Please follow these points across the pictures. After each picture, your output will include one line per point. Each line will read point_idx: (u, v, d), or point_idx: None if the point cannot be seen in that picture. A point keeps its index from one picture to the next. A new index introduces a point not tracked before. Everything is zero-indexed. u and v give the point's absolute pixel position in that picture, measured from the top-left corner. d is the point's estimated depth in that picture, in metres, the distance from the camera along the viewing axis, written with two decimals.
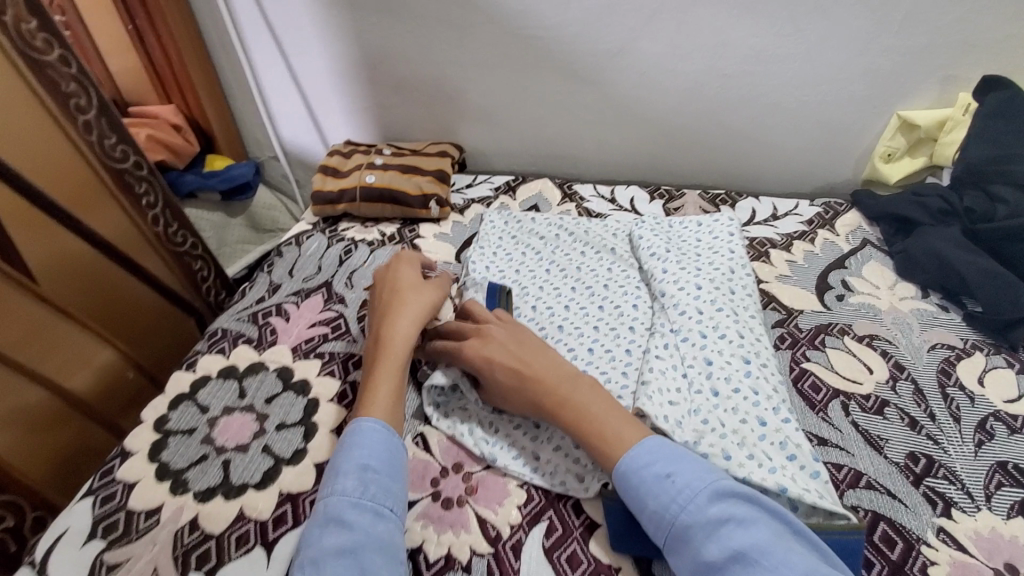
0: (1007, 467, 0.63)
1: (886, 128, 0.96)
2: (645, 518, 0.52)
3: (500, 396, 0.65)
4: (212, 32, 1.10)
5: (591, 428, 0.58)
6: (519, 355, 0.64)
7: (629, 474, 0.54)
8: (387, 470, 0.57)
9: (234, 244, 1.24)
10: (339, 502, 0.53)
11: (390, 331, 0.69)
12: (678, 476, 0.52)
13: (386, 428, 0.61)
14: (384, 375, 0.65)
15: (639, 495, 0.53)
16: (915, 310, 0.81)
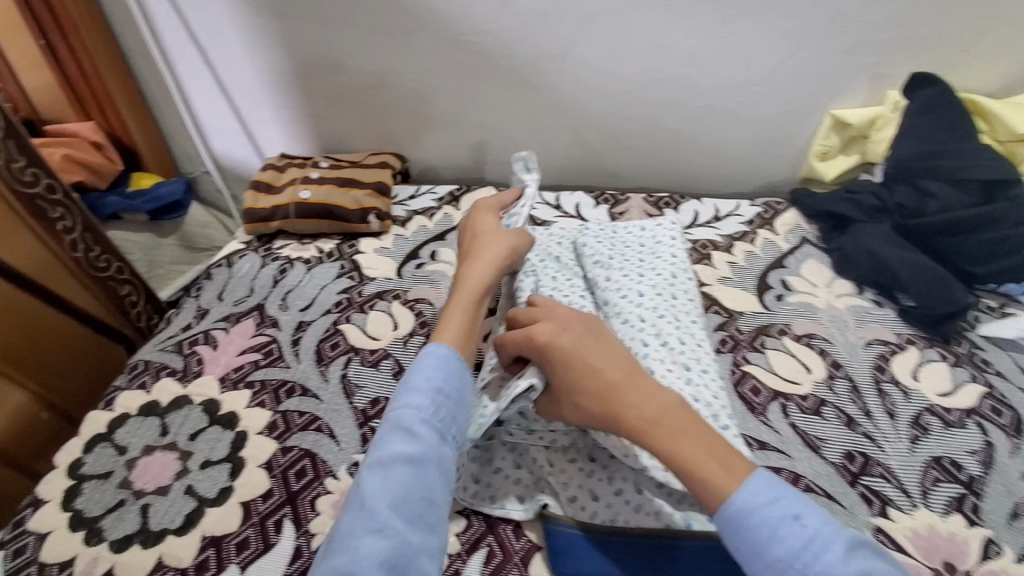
0: (943, 463, 0.64)
1: (820, 127, 0.97)
2: (763, 563, 0.46)
3: (570, 402, 0.58)
4: (132, 45, 1.05)
5: (685, 447, 0.52)
6: (599, 364, 0.58)
7: (742, 508, 0.48)
8: (455, 398, 0.59)
9: (167, 264, 1.18)
10: (409, 414, 0.56)
11: (469, 274, 0.73)
12: (807, 521, 0.46)
13: (455, 353, 0.63)
14: (458, 311, 0.69)
15: (760, 539, 0.46)
16: (851, 307, 0.82)
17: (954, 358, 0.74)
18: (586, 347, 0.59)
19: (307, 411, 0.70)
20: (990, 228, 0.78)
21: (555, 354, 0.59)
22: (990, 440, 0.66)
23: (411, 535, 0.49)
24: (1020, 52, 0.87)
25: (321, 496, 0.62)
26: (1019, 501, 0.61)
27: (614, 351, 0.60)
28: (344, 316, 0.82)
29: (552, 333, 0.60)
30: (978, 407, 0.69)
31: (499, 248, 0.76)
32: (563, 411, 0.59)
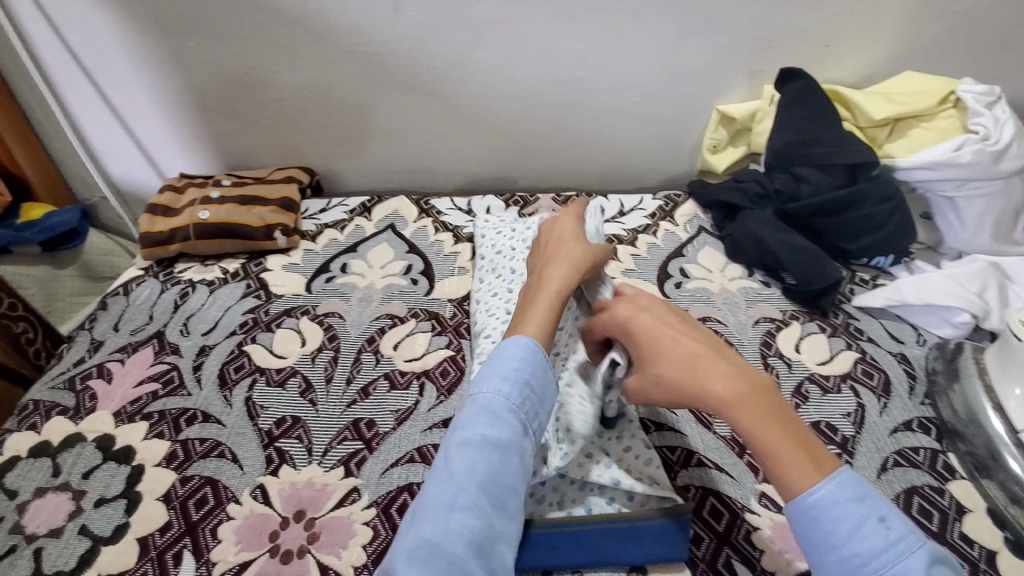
0: (820, 426, 0.69)
1: (709, 122, 1.03)
2: (834, 558, 0.42)
3: (650, 374, 0.53)
4: (9, 67, 0.99)
5: (770, 432, 0.46)
6: (682, 341, 0.53)
7: (824, 502, 0.43)
8: (541, 389, 0.54)
9: (67, 297, 1.12)
10: (496, 398, 0.51)
11: (554, 270, 0.64)
12: (893, 525, 0.41)
13: (539, 352, 0.55)
14: (542, 307, 0.60)
15: (838, 532, 0.42)
16: (742, 289, 0.87)
17: (832, 329, 0.80)
18: (670, 324, 0.55)
19: (209, 438, 0.68)
20: (856, 207, 0.85)
21: (637, 331, 0.55)
22: (862, 401, 0.72)
23: (495, 521, 0.46)
24: (874, 45, 0.95)
25: (223, 523, 0.61)
26: (887, 455, 0.66)
27: (698, 329, 0.55)
28: (249, 337, 0.81)
29: (635, 312, 0.56)
30: (851, 372, 0.75)
31: (584, 248, 0.68)
32: (645, 390, 0.54)
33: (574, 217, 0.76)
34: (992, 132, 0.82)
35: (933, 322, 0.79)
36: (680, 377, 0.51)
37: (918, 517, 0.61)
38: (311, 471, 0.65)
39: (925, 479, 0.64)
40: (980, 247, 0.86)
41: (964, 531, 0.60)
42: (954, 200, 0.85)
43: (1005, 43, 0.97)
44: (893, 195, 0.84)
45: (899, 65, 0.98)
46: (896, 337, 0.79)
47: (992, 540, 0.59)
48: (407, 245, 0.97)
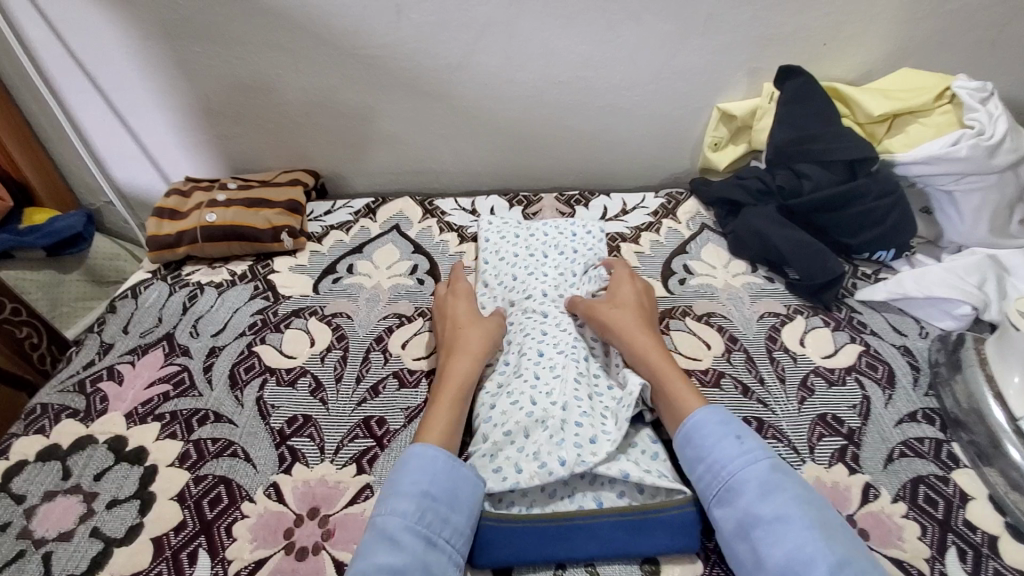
0: (827, 419, 0.70)
1: (709, 121, 1.04)
2: (703, 464, 0.59)
3: (614, 310, 0.75)
4: (12, 74, 0.99)
5: (674, 370, 0.68)
6: (647, 315, 0.77)
7: (692, 421, 0.61)
8: (444, 497, 0.57)
9: (73, 302, 1.13)
10: (392, 520, 0.55)
11: (450, 371, 0.69)
12: (747, 440, 0.58)
13: (445, 455, 0.60)
14: (446, 404, 0.66)
15: (706, 445, 0.59)
16: (746, 284, 0.88)
17: (835, 323, 0.81)
18: (643, 297, 0.80)
19: (221, 437, 0.69)
20: (857, 202, 0.86)
21: (619, 289, 0.80)
22: (867, 393, 0.72)
23: None
24: (871, 42, 0.96)
25: (237, 521, 0.61)
26: (892, 446, 0.67)
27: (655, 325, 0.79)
28: (259, 337, 0.81)
29: (627, 279, 0.81)
30: (856, 365, 0.76)
31: (474, 331, 0.74)
32: (596, 311, 0.75)
33: (467, 296, 0.80)
34: (987, 127, 0.82)
35: (936, 316, 0.80)
36: (631, 318, 0.74)
37: (923, 505, 0.62)
38: (324, 468, 0.66)
39: (930, 468, 0.65)
40: (979, 240, 0.87)
41: (968, 518, 0.61)
42: (952, 194, 0.86)
43: (999, 40, 0.98)
44: (893, 189, 0.85)
45: (895, 62, 0.99)
46: (898, 330, 0.80)
47: (994, 526, 0.60)
48: (413, 246, 0.98)
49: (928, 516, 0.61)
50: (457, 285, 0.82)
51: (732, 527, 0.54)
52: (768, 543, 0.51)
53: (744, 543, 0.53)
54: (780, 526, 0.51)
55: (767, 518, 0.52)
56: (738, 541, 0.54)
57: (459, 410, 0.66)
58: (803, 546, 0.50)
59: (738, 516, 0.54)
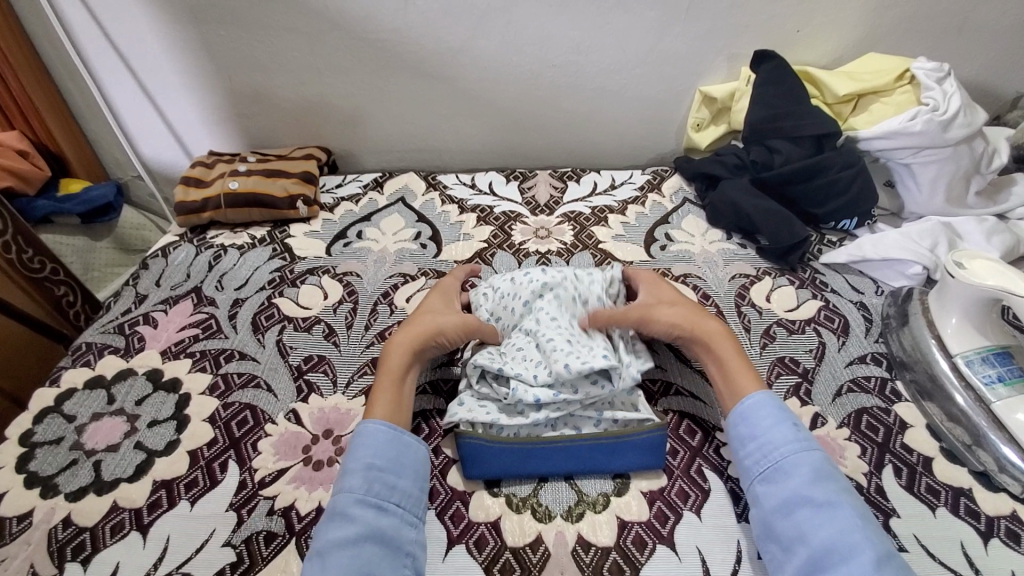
0: (785, 361, 0.78)
1: (693, 102, 1.13)
2: (757, 444, 0.62)
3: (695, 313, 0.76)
4: (51, 52, 1.08)
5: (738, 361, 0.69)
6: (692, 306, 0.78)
7: (751, 403, 0.65)
8: (390, 468, 0.61)
9: (103, 267, 1.24)
10: (342, 498, 0.59)
11: (393, 349, 0.72)
12: (801, 430, 0.62)
13: (385, 425, 0.65)
14: (386, 387, 0.68)
15: (764, 425, 0.63)
16: (721, 250, 0.96)
17: (799, 282, 0.89)
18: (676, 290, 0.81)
19: (246, 371, 0.78)
20: (822, 174, 0.95)
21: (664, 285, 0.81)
22: (823, 340, 0.81)
23: None
24: (841, 30, 1.04)
25: (261, 439, 0.70)
26: (841, 383, 0.75)
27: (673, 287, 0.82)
28: (278, 291, 0.90)
29: (658, 279, 0.83)
30: (815, 317, 0.84)
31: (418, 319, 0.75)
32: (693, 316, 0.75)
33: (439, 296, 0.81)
34: (942, 103, 0.89)
35: (891, 276, 0.88)
36: (693, 312, 0.75)
37: (865, 431, 0.70)
38: (336, 398, 0.74)
39: (874, 401, 0.73)
40: (935, 210, 0.96)
41: (905, 442, 0.69)
42: (910, 167, 0.94)
43: (962, 28, 1.05)
44: (855, 162, 0.94)
45: (864, 48, 1.07)
46: (856, 288, 0.88)
47: (929, 449, 0.68)
48: (416, 215, 1.06)
49: (869, 440, 0.69)
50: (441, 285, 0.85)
51: (776, 502, 0.58)
52: (813, 523, 0.55)
53: (784, 519, 0.56)
54: (828, 511, 0.55)
55: (817, 501, 0.56)
56: (778, 517, 0.57)
57: (402, 385, 0.69)
58: (849, 532, 0.53)
59: (785, 494, 0.57)
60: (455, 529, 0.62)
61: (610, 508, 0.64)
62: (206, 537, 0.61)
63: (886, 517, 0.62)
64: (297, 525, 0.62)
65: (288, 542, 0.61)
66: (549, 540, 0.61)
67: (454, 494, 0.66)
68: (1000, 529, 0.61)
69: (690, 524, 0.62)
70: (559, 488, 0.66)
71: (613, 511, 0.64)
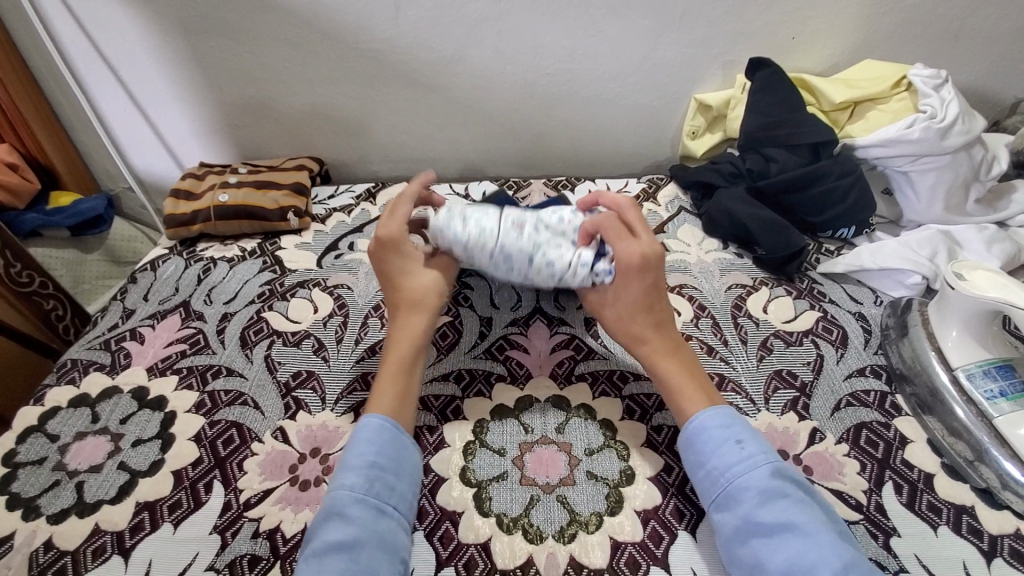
0: (782, 374, 0.76)
1: (688, 110, 1.12)
2: (707, 470, 0.60)
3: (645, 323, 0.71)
4: (40, 65, 1.08)
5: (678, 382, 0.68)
6: (649, 308, 0.71)
7: (687, 429, 0.63)
8: (391, 468, 0.60)
9: (93, 279, 1.23)
10: (341, 496, 0.57)
11: (393, 341, 0.72)
12: (747, 445, 0.60)
13: (390, 422, 0.64)
14: (389, 384, 0.68)
15: (708, 450, 0.61)
16: (717, 260, 0.95)
17: (797, 292, 0.88)
18: (653, 280, 0.71)
19: (233, 389, 0.76)
20: (820, 182, 0.93)
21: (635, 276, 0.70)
22: (821, 353, 0.79)
23: None
24: (837, 36, 1.03)
25: (247, 458, 0.69)
26: (840, 397, 0.74)
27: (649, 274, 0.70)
28: (267, 305, 0.89)
29: (636, 265, 0.69)
30: (813, 328, 0.82)
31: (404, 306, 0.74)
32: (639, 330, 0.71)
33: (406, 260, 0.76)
34: (939, 111, 0.88)
35: (890, 286, 0.87)
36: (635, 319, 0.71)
37: (865, 446, 0.69)
38: (325, 415, 0.73)
39: (873, 416, 0.72)
40: (935, 217, 0.94)
41: (905, 457, 0.67)
42: (908, 175, 0.93)
43: (960, 33, 1.04)
44: (853, 170, 0.93)
45: (860, 55, 1.06)
46: (855, 299, 0.87)
47: (931, 465, 0.67)
48: None
49: (868, 455, 0.68)
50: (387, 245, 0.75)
51: (731, 530, 0.55)
52: (770, 549, 0.53)
53: (742, 547, 0.54)
54: (782, 533, 0.53)
55: (768, 524, 0.54)
56: (737, 545, 0.55)
57: (407, 374, 0.69)
58: (805, 554, 0.51)
59: (738, 520, 0.55)
60: (444, 552, 0.61)
61: (603, 528, 0.62)
62: (189, 560, 0.60)
63: (886, 536, 0.61)
64: (282, 548, 0.61)
65: (273, 565, 0.59)
66: (541, 562, 0.60)
67: (443, 514, 0.64)
68: (1003, 548, 0.60)
69: (685, 544, 0.61)
70: (551, 506, 0.64)
71: (606, 531, 0.62)
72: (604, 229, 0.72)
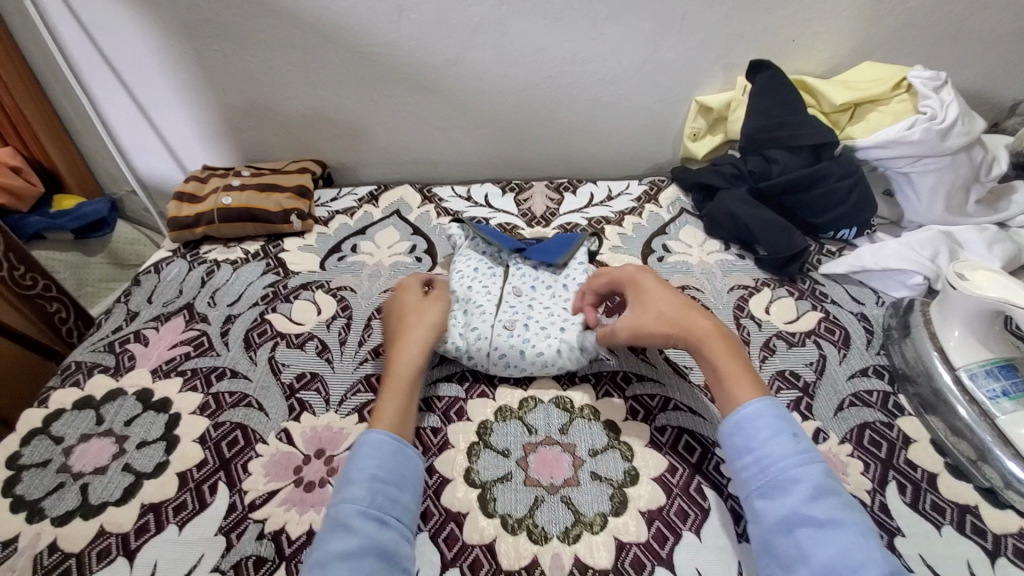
0: (785, 374, 0.77)
1: (689, 112, 1.12)
2: (756, 457, 0.59)
3: (681, 313, 0.70)
4: (45, 69, 1.08)
5: (732, 365, 0.66)
6: (675, 298, 0.72)
7: (750, 415, 0.61)
8: (394, 479, 0.60)
9: (96, 282, 1.24)
10: (344, 509, 0.57)
11: (399, 355, 0.71)
12: (801, 441, 0.59)
13: (392, 438, 0.63)
14: (393, 398, 0.67)
15: (761, 439, 0.60)
16: (719, 261, 0.95)
17: (799, 293, 0.88)
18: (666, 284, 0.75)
19: (237, 390, 0.76)
20: (821, 183, 0.94)
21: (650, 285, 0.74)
22: (823, 353, 0.79)
23: None
24: (837, 39, 1.04)
25: (252, 460, 0.69)
26: (843, 397, 0.74)
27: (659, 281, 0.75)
28: (271, 307, 0.89)
29: (640, 274, 0.76)
30: (815, 329, 0.83)
31: (421, 318, 0.75)
32: (678, 317, 0.70)
33: (415, 295, 0.80)
34: (939, 112, 0.89)
35: (892, 287, 0.87)
36: (671, 308, 0.70)
37: (868, 446, 0.69)
38: (329, 417, 0.73)
39: (876, 416, 0.72)
40: (936, 218, 0.94)
41: (909, 457, 0.68)
42: (909, 176, 0.93)
43: (959, 35, 1.05)
44: (854, 171, 0.93)
45: (859, 57, 1.07)
46: (858, 299, 0.87)
47: (934, 464, 0.67)
48: (412, 228, 1.05)
49: (872, 456, 0.68)
50: (405, 287, 0.82)
51: (775, 520, 0.55)
52: (814, 543, 0.53)
53: (784, 537, 0.54)
54: (830, 530, 0.53)
55: (817, 520, 0.53)
56: (778, 535, 0.55)
57: (410, 391, 0.69)
58: (852, 552, 0.51)
59: (784, 511, 0.55)
60: (449, 553, 0.61)
61: (607, 529, 0.62)
62: (194, 562, 0.60)
63: (891, 536, 0.61)
64: (287, 549, 0.61)
65: (278, 567, 0.60)
66: (546, 563, 0.60)
67: (447, 515, 0.64)
68: (1007, 548, 0.60)
69: (690, 544, 0.61)
70: (556, 508, 0.64)
71: (611, 532, 0.62)
72: (601, 278, 0.79)
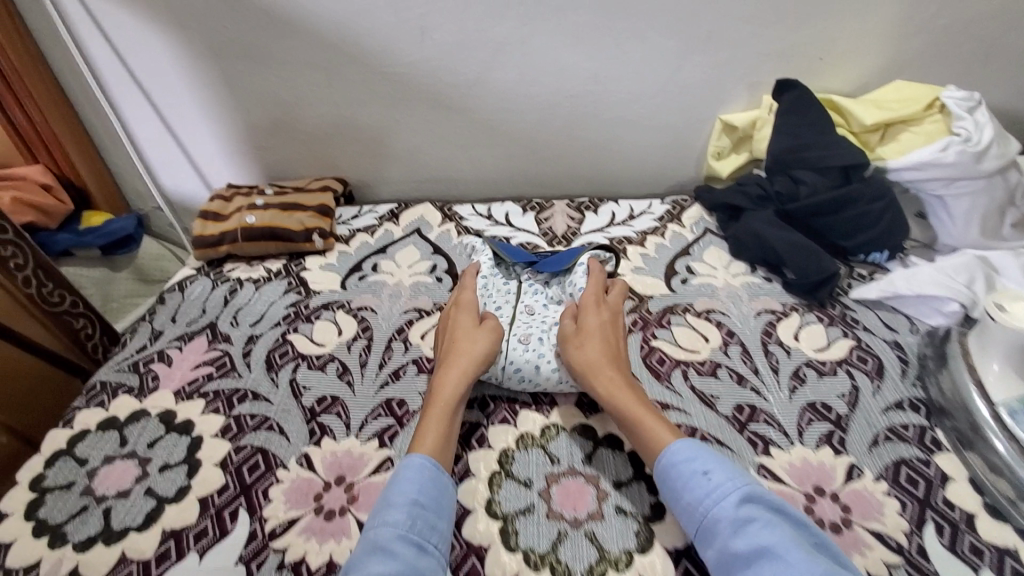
0: (816, 406, 0.74)
1: (713, 131, 1.10)
2: (683, 506, 0.59)
3: (605, 360, 0.73)
4: (74, 87, 1.10)
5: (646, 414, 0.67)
6: (607, 343, 0.75)
7: (665, 460, 0.62)
8: (433, 506, 0.60)
9: (122, 298, 1.26)
10: (384, 532, 0.56)
11: (445, 377, 0.72)
12: (713, 474, 0.58)
13: (434, 464, 0.63)
14: (434, 421, 0.67)
15: (678, 486, 0.60)
16: (746, 284, 0.93)
17: (829, 319, 0.86)
18: (609, 326, 0.78)
19: (259, 413, 0.76)
20: (851, 206, 0.91)
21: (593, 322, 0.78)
22: (856, 383, 0.77)
23: None
24: (867, 57, 1.02)
25: (273, 486, 0.68)
26: (878, 431, 0.71)
27: (601, 320, 0.79)
28: (292, 327, 0.89)
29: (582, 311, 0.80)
30: (847, 358, 0.80)
31: (468, 342, 0.76)
32: (599, 363, 0.72)
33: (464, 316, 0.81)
34: (974, 133, 0.87)
35: (926, 313, 0.84)
36: (600, 355, 0.73)
37: (904, 485, 0.66)
38: (349, 442, 0.72)
39: (913, 452, 0.69)
40: (970, 243, 0.92)
41: (947, 497, 0.65)
42: (943, 199, 0.91)
43: (994, 52, 1.02)
44: (884, 194, 0.91)
45: (890, 75, 1.04)
46: (890, 327, 0.84)
47: (973, 505, 0.64)
48: (432, 247, 1.05)
49: (908, 494, 0.65)
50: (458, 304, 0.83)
51: (718, 567, 0.54)
52: None
53: None
54: (760, 561, 0.51)
55: (743, 555, 0.52)
56: None
57: (452, 415, 0.69)
58: None
59: (719, 556, 0.54)
60: None
61: (633, 567, 0.60)
62: None
63: None
64: None
65: None
66: None
67: (469, 549, 0.63)
68: None
69: None
70: (579, 543, 0.63)
71: (636, 570, 0.60)
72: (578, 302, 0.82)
